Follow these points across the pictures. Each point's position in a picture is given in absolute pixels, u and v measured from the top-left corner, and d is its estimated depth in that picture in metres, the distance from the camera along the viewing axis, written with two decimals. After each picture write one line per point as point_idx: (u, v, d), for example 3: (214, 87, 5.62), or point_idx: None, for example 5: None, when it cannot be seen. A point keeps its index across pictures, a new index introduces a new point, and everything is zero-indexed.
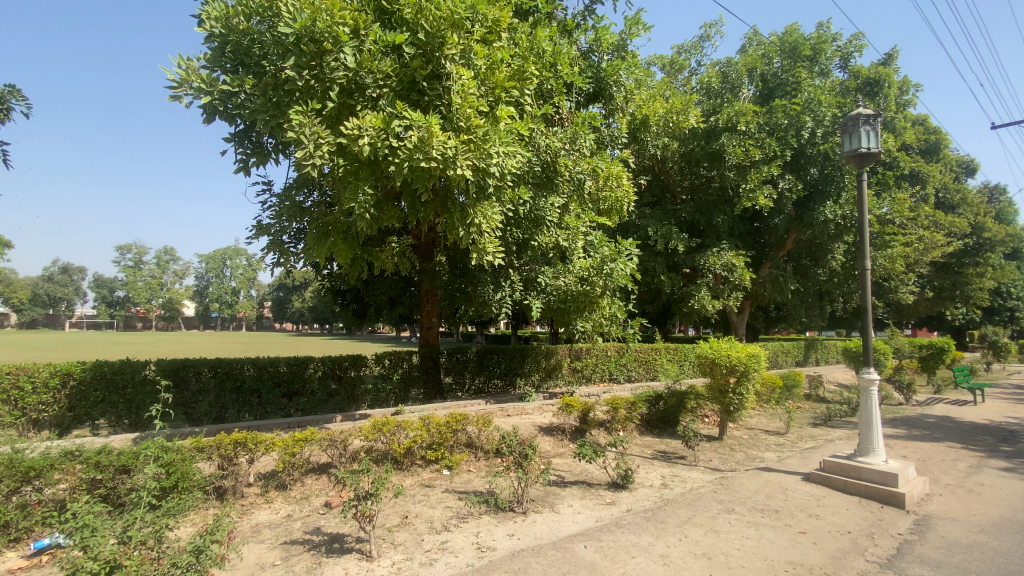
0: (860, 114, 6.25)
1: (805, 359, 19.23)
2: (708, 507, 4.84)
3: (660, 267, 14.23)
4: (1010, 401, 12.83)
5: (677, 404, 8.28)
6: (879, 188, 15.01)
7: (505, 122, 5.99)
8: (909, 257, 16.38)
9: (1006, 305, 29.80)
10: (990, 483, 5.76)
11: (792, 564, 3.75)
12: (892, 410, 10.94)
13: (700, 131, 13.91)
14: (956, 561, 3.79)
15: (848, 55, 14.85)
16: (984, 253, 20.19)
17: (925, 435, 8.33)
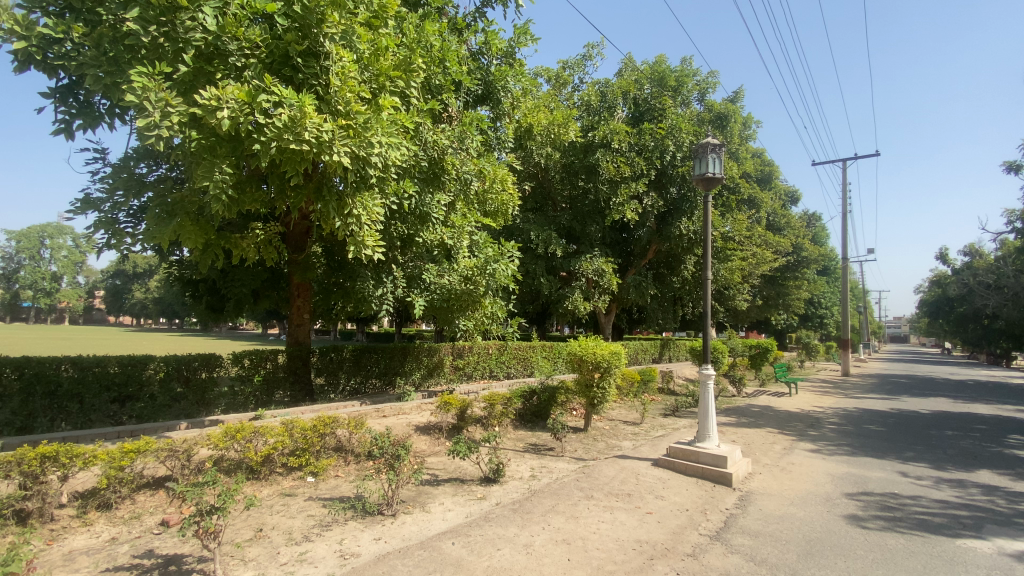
0: (708, 143, 7.14)
1: (661, 356, 21.50)
2: (571, 496, 5.15)
3: (541, 270, 14.89)
4: (814, 393, 15.58)
5: (549, 398, 8.72)
6: (724, 209, 17.29)
7: (388, 112, 5.77)
8: (745, 270, 19.12)
9: (815, 313, 36.16)
10: (798, 462, 6.93)
11: (640, 542, 4.13)
12: (727, 402, 12.68)
13: (579, 145, 14.81)
14: (769, 530, 4.49)
15: (705, 90, 16.84)
16: (801, 269, 24.27)
17: (751, 422, 9.79)
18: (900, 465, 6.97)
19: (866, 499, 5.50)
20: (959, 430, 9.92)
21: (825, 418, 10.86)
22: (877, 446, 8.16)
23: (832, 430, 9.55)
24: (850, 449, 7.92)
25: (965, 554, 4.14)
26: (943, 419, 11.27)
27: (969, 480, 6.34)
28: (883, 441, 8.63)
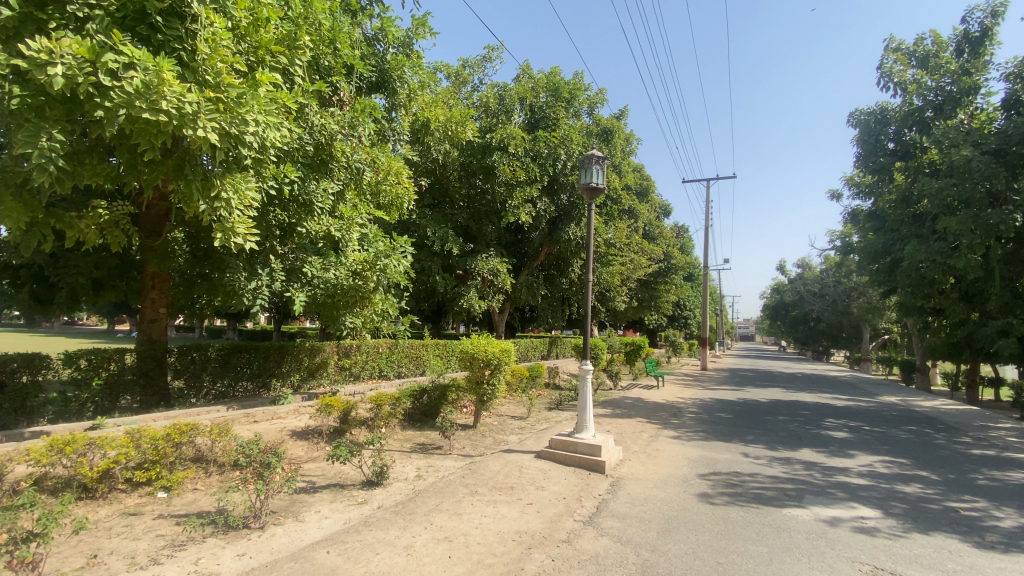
0: (592, 155, 7.62)
1: (548, 353, 22.49)
2: (454, 493, 5.16)
3: (436, 268, 14.72)
4: (678, 386, 17.38)
5: (439, 396, 8.64)
6: (608, 217, 18.52)
7: (266, 89, 5.28)
8: (625, 274, 20.71)
9: (681, 314, 40.34)
10: (662, 448, 7.67)
11: (519, 533, 4.27)
12: (605, 395, 13.64)
13: (477, 145, 14.87)
14: (635, 512, 4.91)
15: (595, 105, 17.86)
16: (671, 275, 26.86)
17: (624, 414, 10.64)
18: (743, 447, 8.03)
19: (715, 478, 6.25)
20: (788, 415, 11.70)
21: (686, 408, 12.15)
22: (726, 431, 9.32)
23: (691, 418, 10.71)
24: (705, 434, 8.94)
25: (787, 521, 4.88)
26: (777, 406, 13.21)
27: (794, 457, 7.51)
28: (731, 427, 9.87)
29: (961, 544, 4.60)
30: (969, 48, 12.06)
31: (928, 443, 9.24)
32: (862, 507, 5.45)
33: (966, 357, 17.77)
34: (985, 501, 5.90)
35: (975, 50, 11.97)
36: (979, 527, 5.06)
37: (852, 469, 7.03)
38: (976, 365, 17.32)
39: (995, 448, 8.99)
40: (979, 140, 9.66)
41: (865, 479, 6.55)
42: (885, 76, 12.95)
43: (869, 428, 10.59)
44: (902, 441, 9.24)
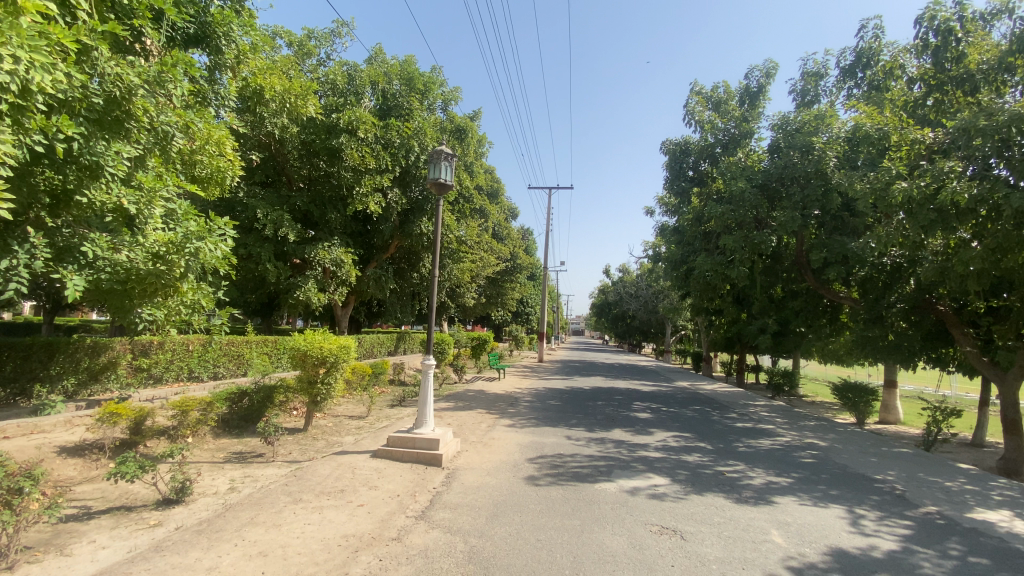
0: (442, 150, 7.65)
1: (394, 349, 22.01)
2: (274, 503, 4.72)
3: (267, 255, 13.24)
4: (518, 378, 18.43)
5: (264, 399, 7.82)
6: (460, 214, 18.45)
7: (33, 20, 4.13)
8: (474, 272, 21.18)
9: (524, 311, 42.83)
10: (498, 437, 8.06)
11: (345, 537, 4.08)
12: (449, 389, 13.82)
13: (321, 124, 13.61)
14: (467, 501, 5.06)
15: (448, 101, 17.83)
16: (516, 274, 28.28)
17: (465, 406, 10.91)
18: (567, 431, 8.84)
19: (542, 461, 6.77)
20: (607, 400, 13.24)
21: (522, 398, 12.95)
22: (555, 417, 10.18)
23: (526, 407, 11.46)
24: (537, 421, 9.64)
25: (599, 495, 5.53)
26: (598, 393, 14.87)
27: (608, 438, 8.52)
28: (560, 413, 10.81)
29: (724, 500, 5.72)
30: (748, 100, 15.00)
31: (707, 419, 11.30)
32: (656, 476, 6.43)
33: (736, 349, 22.12)
34: (742, 464, 7.45)
35: (752, 102, 14.93)
36: (737, 485, 6.37)
37: (652, 444, 8.24)
38: (743, 355, 21.65)
39: (751, 421, 11.39)
40: (751, 175, 12.06)
41: (661, 453, 7.74)
42: (689, 113, 15.34)
43: (667, 408, 12.55)
44: (690, 419, 11.14)
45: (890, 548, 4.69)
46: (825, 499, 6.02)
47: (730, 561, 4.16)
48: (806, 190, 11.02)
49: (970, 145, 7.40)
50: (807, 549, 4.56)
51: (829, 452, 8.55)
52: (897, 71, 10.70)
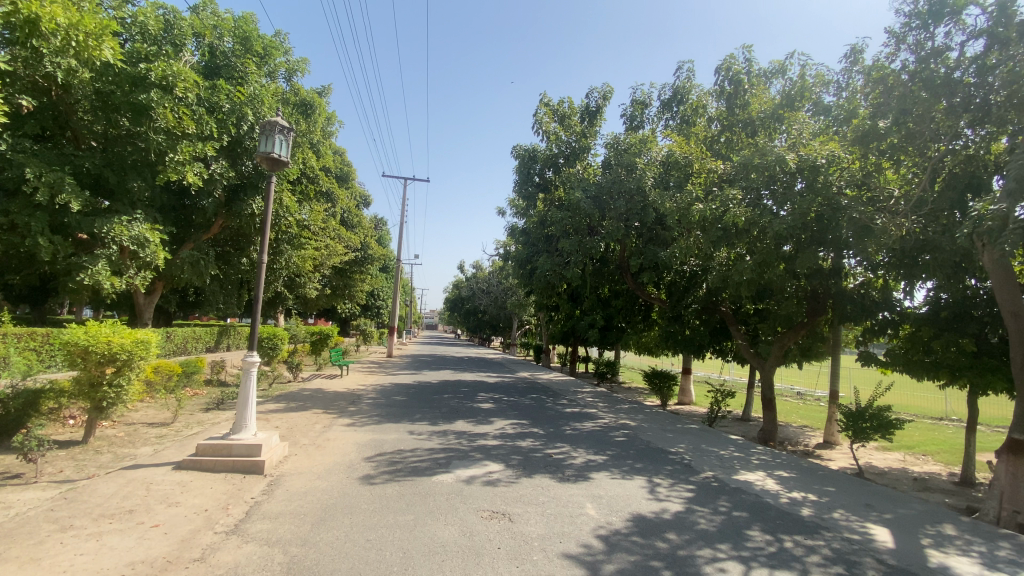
0: (276, 122, 6.97)
1: (215, 344, 19.41)
2: (31, 534, 3.79)
3: (38, 225, 10.39)
4: (362, 374, 17.64)
5: (24, 408, 6.22)
6: (302, 197, 16.67)
7: None
8: (317, 260, 19.64)
9: (373, 304, 41.20)
10: (333, 437, 7.62)
11: (131, 565, 3.47)
12: (281, 388, 12.64)
13: (124, 75, 11.04)
14: (291, 508, 4.69)
15: (293, 71, 16.20)
16: (366, 265, 26.95)
17: (298, 406, 10.09)
18: (409, 425, 8.78)
19: (379, 458, 6.60)
20: (452, 393, 13.49)
21: (364, 394, 12.48)
22: (398, 413, 9.99)
23: (368, 404, 11.03)
24: (378, 418, 9.35)
25: (435, 487, 5.59)
26: (444, 386, 15.04)
27: (449, 430, 8.64)
28: (403, 408, 10.67)
29: (550, 480, 6.25)
30: (588, 117, 16.44)
31: (542, 407, 12.18)
32: (491, 464, 6.73)
33: (571, 343, 24.25)
34: (568, 446, 8.21)
35: (591, 120, 16.41)
36: (562, 465, 6.99)
37: (490, 433, 8.62)
38: (576, 348, 23.83)
39: (578, 406, 12.62)
40: (586, 186, 13.30)
41: (498, 441, 8.13)
42: (537, 122, 16.31)
43: (507, 398, 13.24)
44: (527, 407, 11.89)
45: (677, 509, 5.61)
46: (632, 472, 6.95)
47: (551, 537, 4.55)
48: (629, 204, 12.63)
49: (748, 179, 9.13)
50: (614, 517, 5.20)
51: (638, 431, 9.89)
52: (701, 110, 12.76)
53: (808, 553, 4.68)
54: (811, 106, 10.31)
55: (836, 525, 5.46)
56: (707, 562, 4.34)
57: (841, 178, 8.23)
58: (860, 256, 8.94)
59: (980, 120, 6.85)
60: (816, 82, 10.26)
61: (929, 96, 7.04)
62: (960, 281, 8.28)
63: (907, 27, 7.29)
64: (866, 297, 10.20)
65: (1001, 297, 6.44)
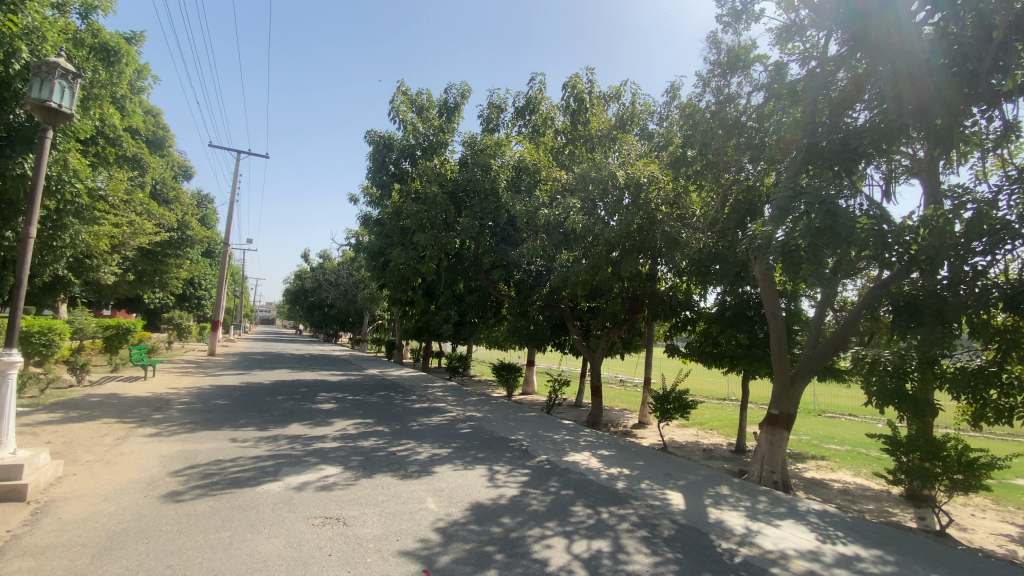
0: (58, 64, 5.60)
1: None
2: None
3: None
4: (174, 375, 15.13)
5: None
6: (98, 160, 13.67)
7: None
8: (117, 239, 16.25)
9: (193, 294, 35.62)
10: (130, 451, 6.44)
11: None
12: (57, 394, 10.20)
13: None
14: (66, 540, 3.86)
15: (90, 7, 13.15)
16: (185, 247, 23.15)
17: (82, 416, 8.28)
18: (232, 432, 7.83)
19: (190, 472, 5.77)
20: (287, 394, 12.36)
21: (176, 399, 10.74)
22: (218, 419, 8.82)
23: (180, 410, 9.52)
24: (192, 426, 8.14)
25: (258, 498, 5.08)
26: (278, 387, 13.69)
27: (281, 434, 7.92)
28: (225, 412, 9.45)
29: (390, 478, 6.12)
30: (446, 113, 16.45)
31: (389, 404, 11.85)
32: (328, 467, 6.36)
33: (424, 338, 24.07)
34: (412, 442, 8.15)
35: (449, 115, 16.46)
36: (404, 462, 6.90)
37: (329, 435, 8.12)
38: (429, 343, 23.73)
39: (426, 402, 12.58)
40: (443, 181, 13.29)
41: (337, 442, 7.70)
42: (394, 110, 15.80)
43: (352, 397, 12.60)
44: (372, 405, 11.45)
45: (512, 493, 5.95)
46: (474, 462, 7.18)
47: (386, 536, 4.47)
48: (483, 203, 12.88)
49: (586, 189, 10.11)
50: (453, 509, 5.31)
51: (482, 422, 10.23)
52: (550, 123, 13.65)
53: (620, 522, 5.35)
54: (639, 131, 11.94)
55: (643, 494, 6.34)
56: (536, 540, 4.68)
57: (659, 196, 9.71)
58: (670, 264, 10.44)
59: (758, 157, 8.48)
60: (643, 110, 11.91)
61: (724, 133, 8.56)
62: (739, 287, 10.22)
63: (710, 74, 8.75)
64: (674, 298, 12.01)
65: (766, 300, 8.10)
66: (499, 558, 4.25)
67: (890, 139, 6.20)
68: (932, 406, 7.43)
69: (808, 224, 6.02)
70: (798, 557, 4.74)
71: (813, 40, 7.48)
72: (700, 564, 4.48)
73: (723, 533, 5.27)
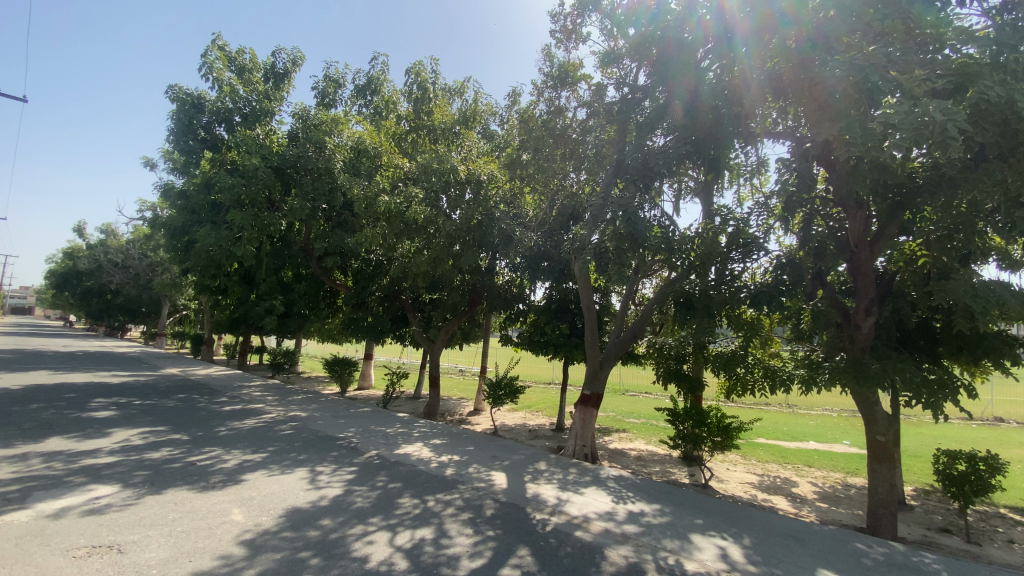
0: None
1: None
2: None
3: None
4: None
5: None
6: None
7: None
8: None
9: None
10: None
11: None
12: None
13: None
14: None
15: None
16: None
17: None
18: None
19: None
20: (45, 402, 9.86)
21: None
22: None
23: None
24: None
25: None
26: (31, 393, 10.84)
27: (32, 452, 6.30)
28: None
29: (187, 493, 5.33)
30: (274, 79, 14.81)
31: (191, 408, 10.26)
32: (101, 486, 5.27)
33: (241, 331, 21.35)
34: (219, 449, 7.20)
35: (278, 82, 14.86)
36: (206, 472, 6.07)
37: (104, 449, 6.71)
38: (247, 337, 21.14)
39: (240, 403, 11.21)
40: (267, 155, 11.83)
41: (116, 456, 6.42)
42: (206, 66, 13.61)
43: (140, 402, 10.58)
44: (168, 411, 9.79)
45: (335, 493, 5.67)
46: (293, 465, 6.66)
47: (176, 558, 3.89)
48: (316, 183, 11.92)
49: (428, 181, 9.97)
50: (264, 518, 4.85)
51: (307, 421, 9.51)
52: (392, 107, 13.19)
53: (445, 507, 5.50)
54: (481, 129, 12.26)
55: (469, 478, 6.60)
56: (357, 538, 4.55)
57: (497, 195, 10.19)
58: (505, 259, 10.97)
59: (580, 166, 9.45)
60: (485, 110, 12.26)
61: (553, 142, 9.31)
62: (564, 284, 11.30)
63: (544, 85, 9.43)
64: (510, 291, 12.56)
65: (582, 295, 9.08)
66: (314, 563, 4.02)
67: (677, 164, 7.31)
68: (701, 384, 9.18)
69: (614, 230, 6.90)
70: (597, 519, 5.44)
71: (627, 69, 8.54)
72: (516, 537, 4.85)
73: (539, 505, 5.78)
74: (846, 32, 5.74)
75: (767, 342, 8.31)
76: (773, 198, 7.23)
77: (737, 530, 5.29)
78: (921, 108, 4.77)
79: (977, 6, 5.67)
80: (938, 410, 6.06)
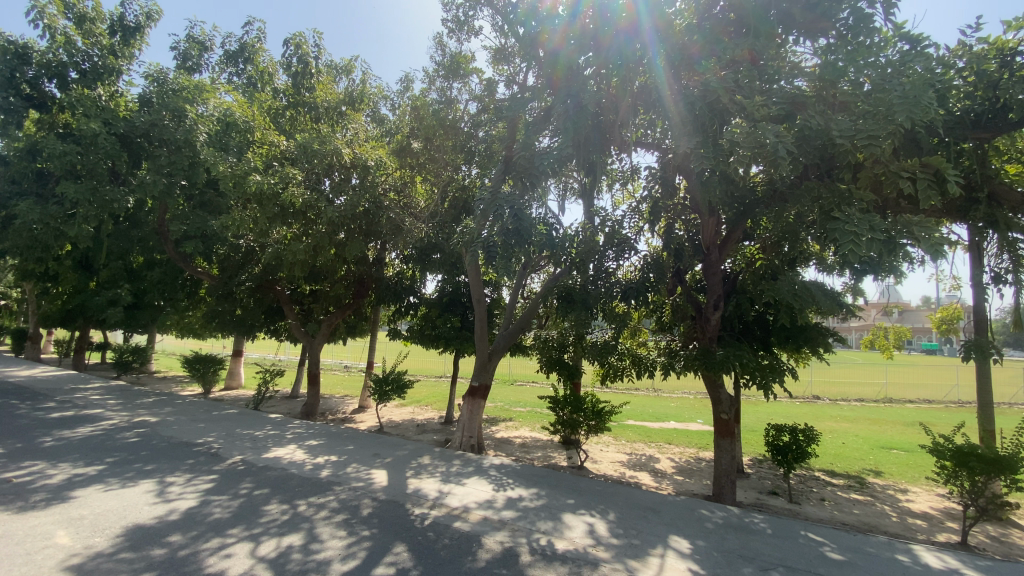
0: None
1: None
2: None
3: None
4: None
5: None
6: None
7: None
8: None
9: None
10: None
11: None
12: None
13: None
14: None
15: None
16: None
17: None
18: None
19: None
20: None
21: None
22: None
23: None
24: None
25: None
26: None
27: None
28: None
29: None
30: (121, 33, 12.71)
31: (4, 415, 8.54)
32: None
33: (77, 324, 18.20)
34: (41, 463, 6.08)
35: (127, 37, 12.80)
36: (23, 491, 5.10)
37: None
38: (85, 331, 18.06)
39: (73, 408, 9.58)
40: (110, 119, 10.15)
41: None
42: (35, 11, 11.31)
43: None
44: None
45: (188, 505, 5.10)
46: (138, 476, 5.85)
47: None
48: (173, 155, 10.44)
49: (309, 162, 9.28)
50: (96, 539, 4.20)
51: (158, 427, 8.41)
52: (268, 79, 12.09)
53: (317, 510, 5.22)
54: (369, 113, 11.41)
55: (346, 478, 6.34)
56: (212, 553, 4.14)
57: (387, 182, 9.72)
58: (394, 249, 10.69)
59: (472, 160, 9.53)
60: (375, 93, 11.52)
61: (444, 133, 9.27)
62: (454, 276, 11.28)
63: (435, 75, 9.26)
64: (399, 283, 12.14)
65: (472, 287, 9.13)
66: None
67: (561, 166, 7.71)
68: (578, 372, 9.77)
69: (502, 225, 6.99)
70: (476, 508, 5.55)
71: (517, 68, 8.71)
72: (393, 535, 4.77)
73: (419, 500, 5.73)
74: (705, 54, 6.38)
75: (636, 332, 9.08)
76: (644, 203, 7.85)
77: (603, 507, 5.73)
78: (760, 130, 5.45)
79: (809, 44, 6.50)
80: (768, 390, 7.10)
